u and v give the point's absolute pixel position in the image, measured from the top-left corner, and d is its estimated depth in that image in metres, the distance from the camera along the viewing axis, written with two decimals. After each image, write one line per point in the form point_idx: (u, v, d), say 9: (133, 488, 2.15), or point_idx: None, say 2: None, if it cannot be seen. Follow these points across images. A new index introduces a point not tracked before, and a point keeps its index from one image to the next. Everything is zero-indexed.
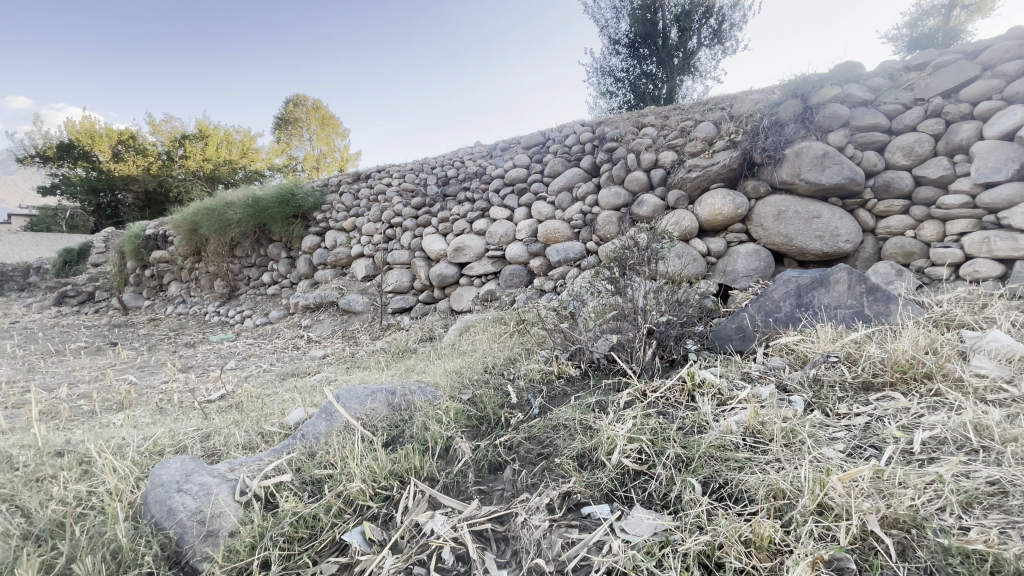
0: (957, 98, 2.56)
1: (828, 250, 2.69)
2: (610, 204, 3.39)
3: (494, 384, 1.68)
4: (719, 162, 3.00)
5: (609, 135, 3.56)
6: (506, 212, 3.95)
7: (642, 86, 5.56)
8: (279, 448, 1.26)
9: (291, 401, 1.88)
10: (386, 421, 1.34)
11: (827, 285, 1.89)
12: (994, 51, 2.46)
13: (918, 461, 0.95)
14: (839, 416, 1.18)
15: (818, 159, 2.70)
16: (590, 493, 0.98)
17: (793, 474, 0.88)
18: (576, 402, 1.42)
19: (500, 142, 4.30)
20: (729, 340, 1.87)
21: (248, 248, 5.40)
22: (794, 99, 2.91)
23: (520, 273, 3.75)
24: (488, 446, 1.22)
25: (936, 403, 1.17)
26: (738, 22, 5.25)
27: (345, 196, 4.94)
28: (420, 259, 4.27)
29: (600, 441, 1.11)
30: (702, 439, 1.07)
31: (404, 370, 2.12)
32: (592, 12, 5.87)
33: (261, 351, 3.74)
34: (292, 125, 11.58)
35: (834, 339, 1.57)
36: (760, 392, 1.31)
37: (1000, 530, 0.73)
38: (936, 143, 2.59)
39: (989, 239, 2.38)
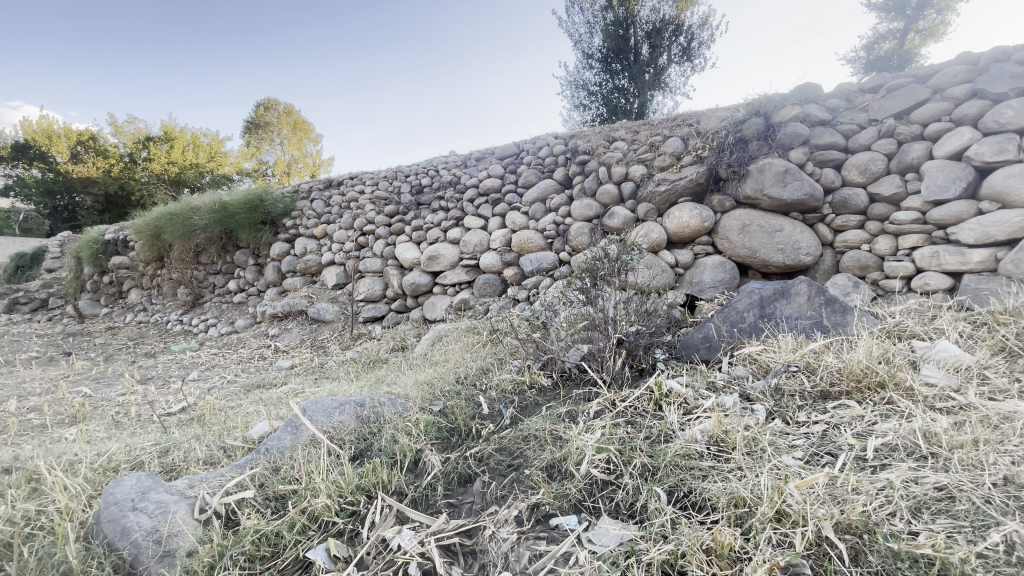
0: (908, 120, 2.71)
1: (789, 262, 2.79)
2: (582, 215, 3.44)
3: (465, 395, 1.67)
4: (687, 177, 3.09)
5: (581, 147, 3.62)
6: (479, 221, 3.96)
7: (614, 100, 5.68)
8: (242, 463, 1.23)
9: (255, 414, 1.83)
10: (354, 434, 1.32)
11: (788, 297, 1.96)
12: (942, 76, 2.62)
13: (870, 467, 0.99)
14: (799, 424, 1.22)
15: (780, 175, 2.80)
16: (558, 504, 0.98)
17: (753, 483, 0.90)
18: (547, 412, 1.43)
19: (475, 152, 4.31)
20: (695, 350, 1.93)
21: (213, 254, 5.25)
22: (757, 117, 3.02)
23: (494, 282, 3.76)
24: (458, 459, 1.21)
25: (889, 411, 1.22)
26: (705, 41, 5.44)
27: (316, 203, 4.86)
28: (392, 267, 4.24)
29: (569, 452, 1.13)
30: (668, 448, 1.09)
31: (375, 380, 2.09)
32: (566, 26, 5.98)
33: (226, 361, 3.63)
34: (263, 129, 11.33)
35: (794, 349, 1.63)
36: (724, 401, 1.35)
37: (947, 534, 0.76)
38: (888, 161, 2.73)
39: (938, 253, 2.52)
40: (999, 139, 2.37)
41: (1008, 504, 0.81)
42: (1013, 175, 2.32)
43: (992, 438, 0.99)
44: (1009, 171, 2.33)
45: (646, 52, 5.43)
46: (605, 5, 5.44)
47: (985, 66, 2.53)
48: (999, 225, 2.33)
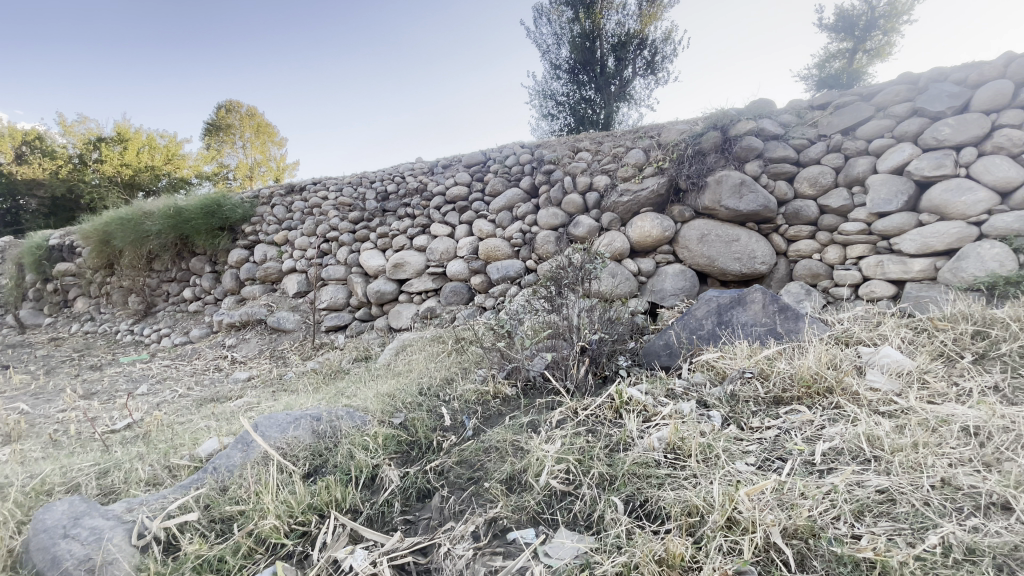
0: (854, 136, 2.85)
1: (746, 271, 2.89)
2: (548, 223, 3.46)
3: (427, 407, 1.64)
4: (648, 188, 3.16)
5: (547, 157, 3.66)
6: (446, 228, 3.94)
7: (581, 110, 5.76)
8: (186, 483, 1.16)
9: (206, 429, 1.74)
10: (309, 450, 1.27)
11: (744, 305, 2.02)
12: (885, 95, 2.77)
13: (818, 471, 1.02)
14: (752, 429, 1.26)
15: (736, 186, 2.90)
16: (515, 518, 0.97)
17: (706, 490, 0.91)
18: (510, 422, 1.42)
19: (441, 159, 4.28)
20: (657, 357, 1.97)
21: (167, 261, 5.02)
22: (714, 130, 3.12)
23: (460, 290, 3.74)
24: (417, 473, 1.18)
25: (836, 415, 1.27)
26: (669, 55, 5.59)
27: (277, 209, 4.72)
28: (356, 275, 4.15)
29: (529, 463, 1.13)
30: (626, 457, 1.10)
31: (335, 392, 2.03)
32: (534, 37, 6.04)
33: (178, 373, 3.46)
34: (223, 132, 10.82)
35: (749, 356, 1.67)
36: (682, 408, 1.37)
37: (887, 536, 0.79)
38: (836, 175, 2.86)
39: (882, 262, 2.66)
40: (937, 156, 2.52)
41: (945, 506, 0.85)
42: (949, 189, 2.47)
43: (930, 441, 1.04)
44: (945, 186, 2.49)
45: (612, 64, 5.55)
46: (572, 17, 5.53)
47: (924, 86, 2.69)
48: (937, 236, 2.48)
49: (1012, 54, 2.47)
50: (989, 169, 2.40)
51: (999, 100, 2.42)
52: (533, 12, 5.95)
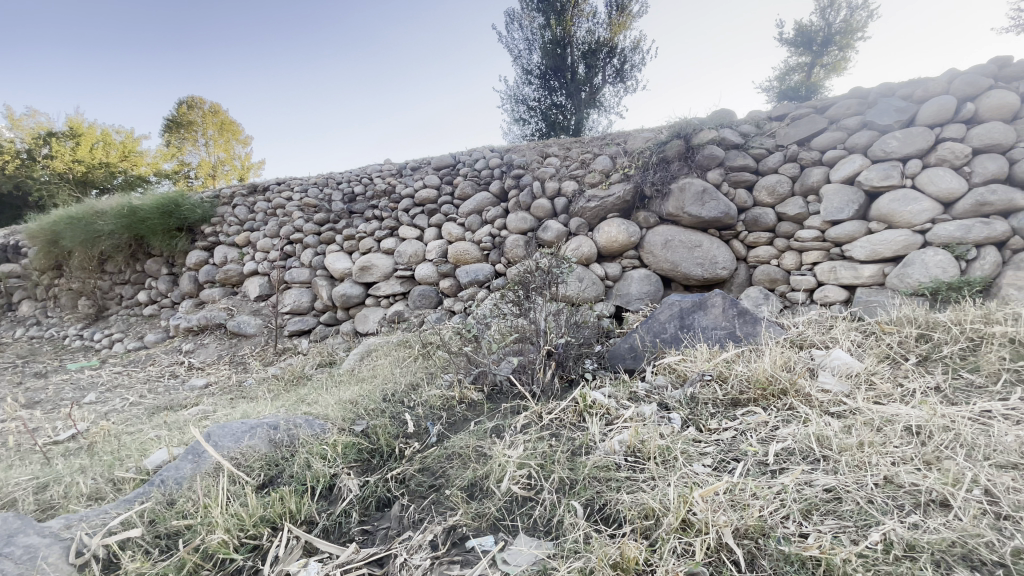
0: (809, 146, 2.96)
1: (707, 276, 2.97)
2: (517, 228, 3.46)
3: (390, 413, 1.60)
4: (615, 194, 3.21)
5: (516, 162, 3.67)
6: (415, 231, 3.90)
7: (553, 116, 5.79)
8: (130, 498, 1.10)
9: (157, 440, 1.66)
10: (264, 460, 1.23)
11: (704, 309, 2.08)
12: (838, 108, 2.90)
13: (771, 471, 1.05)
14: (711, 431, 1.29)
15: (699, 194, 2.98)
16: (475, 526, 0.96)
17: (662, 493, 0.93)
18: (474, 428, 1.41)
19: (410, 161, 4.23)
20: (622, 360, 2.00)
21: (120, 263, 4.80)
22: (678, 139, 3.19)
23: (429, 294, 3.71)
24: (377, 481, 1.16)
25: (789, 416, 1.31)
26: (637, 64, 5.72)
27: (238, 209, 4.57)
28: (321, 278, 4.05)
29: (491, 469, 1.12)
30: (588, 461, 1.12)
31: (296, 400, 1.97)
32: (505, 41, 6.06)
33: (130, 380, 3.29)
34: (185, 129, 10.07)
35: (709, 359, 1.72)
36: (643, 410, 1.40)
37: (833, 534, 0.82)
38: (793, 184, 2.97)
39: (835, 268, 2.78)
40: (885, 167, 2.65)
41: (888, 504, 0.88)
42: (896, 199, 2.60)
43: (875, 441, 1.08)
44: (892, 196, 2.62)
45: (582, 71, 5.62)
46: (543, 24, 5.59)
47: (873, 101, 2.83)
48: (885, 244, 2.60)
49: (954, 73, 2.63)
50: (934, 180, 2.54)
51: (942, 116, 2.57)
52: (504, 17, 5.97)
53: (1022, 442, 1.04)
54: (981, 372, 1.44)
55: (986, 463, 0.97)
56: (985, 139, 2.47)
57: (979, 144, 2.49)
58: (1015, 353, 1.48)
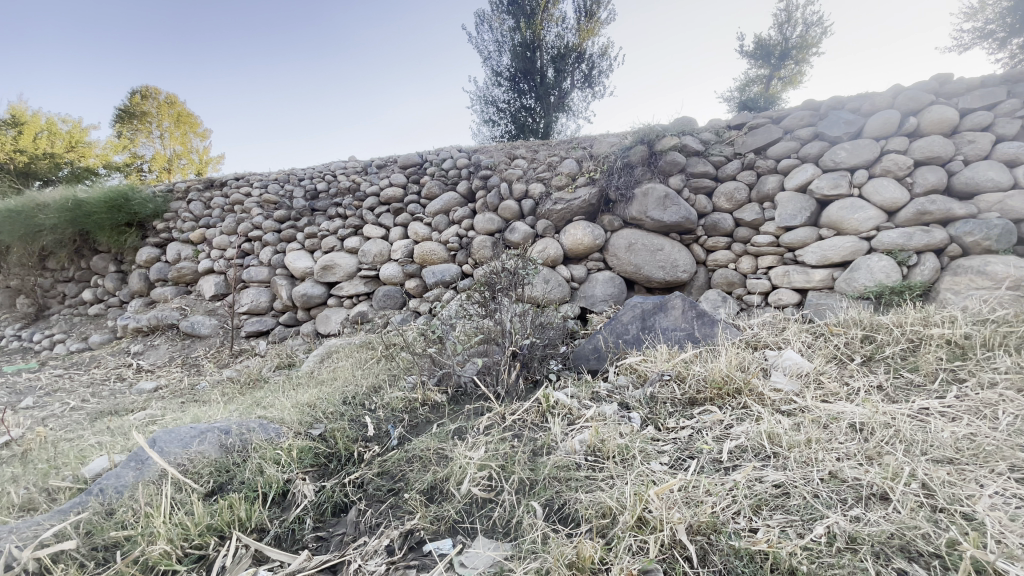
0: (766, 155, 3.07)
1: (669, 279, 3.05)
2: (484, 228, 3.45)
3: (349, 416, 1.56)
4: (581, 197, 3.24)
5: (484, 162, 3.66)
6: (380, 230, 3.83)
7: (522, 118, 5.77)
8: (65, 508, 1.03)
9: (99, 446, 1.57)
10: (214, 466, 1.18)
11: (665, 311, 2.13)
12: (792, 119, 3.02)
13: (724, 468, 1.09)
14: (669, 429, 1.32)
15: (661, 199, 3.06)
16: (433, 530, 0.95)
17: (619, 492, 0.94)
18: (436, 430, 1.39)
19: (376, 159, 4.15)
20: (585, 360, 2.03)
21: (63, 259, 4.52)
22: (642, 144, 3.25)
23: (394, 294, 3.65)
24: (334, 486, 1.13)
25: (743, 415, 1.35)
26: (605, 70, 5.82)
27: (193, 205, 4.38)
28: (281, 277, 3.93)
29: (451, 471, 1.11)
30: (549, 461, 1.12)
31: (251, 403, 1.90)
32: (475, 42, 6.02)
33: (72, 384, 3.10)
34: (138, 120, 9.15)
35: (669, 359, 1.76)
36: (604, 410, 1.42)
37: (780, 528, 0.85)
38: (749, 191, 3.08)
39: (788, 272, 2.90)
40: (835, 176, 2.78)
41: (832, 498, 0.92)
42: (844, 207, 2.74)
43: (822, 438, 1.13)
44: (841, 204, 2.75)
45: (552, 75, 5.66)
46: (513, 26, 5.61)
47: (825, 112, 2.96)
48: (834, 249, 2.73)
49: (899, 88, 2.79)
50: (879, 190, 2.68)
51: (887, 129, 2.72)
52: (474, 17, 5.95)
53: (956, 438, 1.10)
54: (920, 372, 1.53)
55: (923, 457, 1.03)
56: (926, 151, 2.63)
57: (920, 156, 2.64)
58: (950, 354, 1.58)
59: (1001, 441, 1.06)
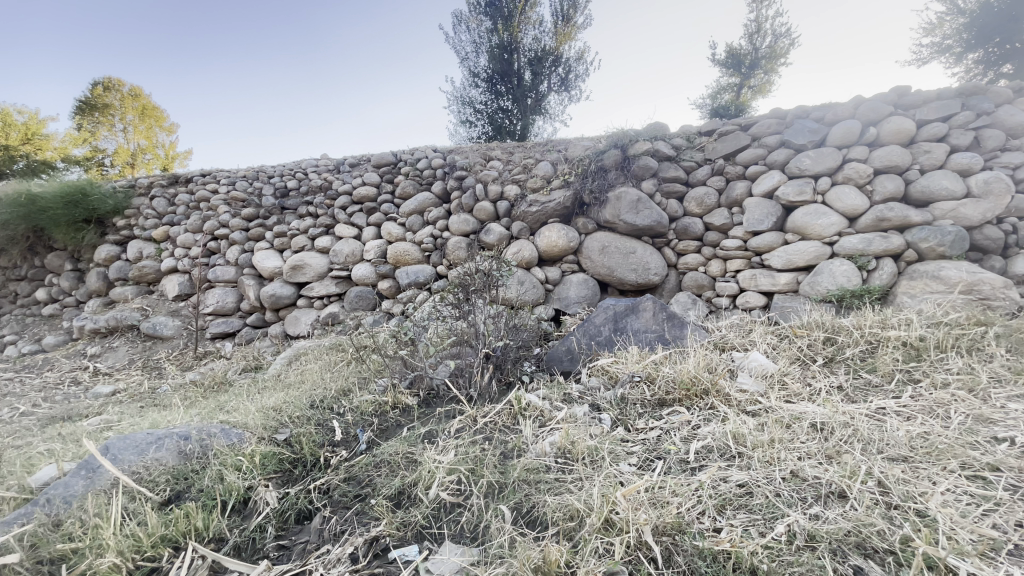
0: (734, 161, 3.14)
1: (641, 282, 3.09)
2: (459, 229, 3.44)
3: (317, 421, 1.52)
4: (555, 200, 3.26)
5: (459, 163, 3.63)
6: (352, 230, 3.76)
7: (499, 120, 5.71)
8: (7, 520, 0.98)
9: (48, 454, 1.49)
10: (171, 473, 1.14)
11: (637, 313, 2.16)
12: (760, 126, 3.09)
13: (691, 468, 1.10)
14: (638, 431, 1.33)
15: (633, 203, 3.10)
16: (399, 536, 0.93)
17: (587, 494, 0.95)
18: (406, 434, 1.37)
19: (349, 157, 4.08)
20: (559, 362, 2.04)
21: (14, 256, 4.29)
22: (615, 149, 3.29)
23: (367, 295, 3.59)
24: (298, 493, 1.10)
25: (710, 415, 1.38)
26: (581, 74, 5.87)
27: (156, 201, 4.21)
28: (249, 277, 3.83)
29: (420, 476, 1.10)
30: (518, 464, 1.12)
31: (213, 408, 1.83)
32: (452, 42, 5.98)
33: (23, 388, 2.94)
34: (100, 112, 8.41)
35: (639, 360, 1.78)
36: (575, 412, 1.43)
37: (743, 528, 0.87)
38: (719, 196, 3.15)
39: (756, 276, 2.97)
40: (800, 183, 2.87)
41: (792, 497, 0.95)
42: (809, 213, 2.82)
43: (784, 437, 1.16)
44: (806, 210, 2.84)
45: (529, 78, 5.68)
46: (490, 28, 5.61)
47: (791, 121, 3.05)
48: (799, 254, 2.81)
49: (860, 99, 2.90)
50: (841, 197, 2.77)
51: (849, 138, 2.82)
52: (451, 18, 5.92)
53: (910, 436, 1.15)
54: (878, 373, 1.59)
55: (880, 456, 1.07)
56: (885, 160, 2.73)
57: (880, 164, 2.75)
58: (906, 355, 1.65)
59: (952, 439, 1.11)
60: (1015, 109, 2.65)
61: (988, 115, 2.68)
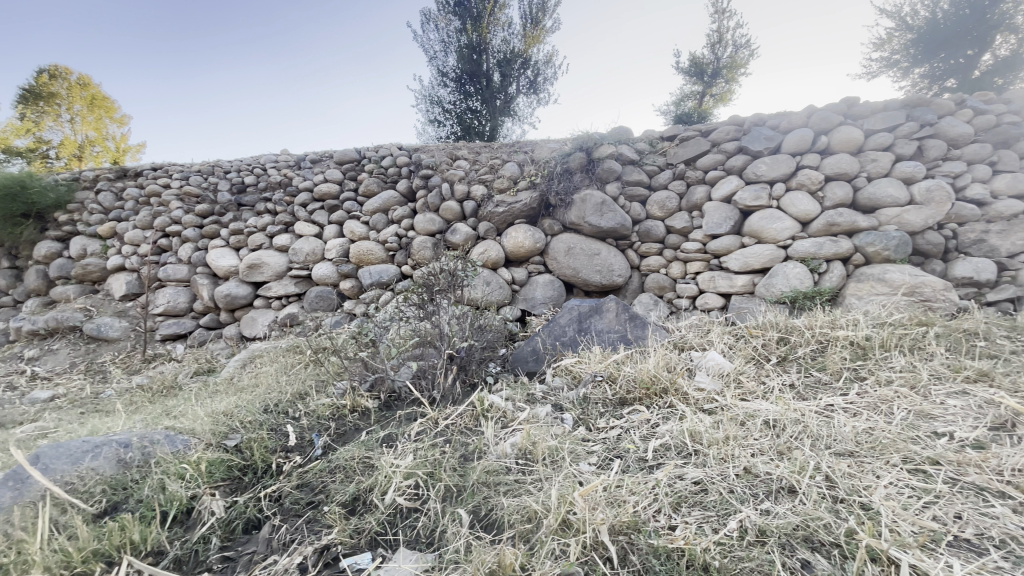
0: (695, 166, 3.22)
1: (605, 283, 3.13)
2: (424, 229, 3.39)
3: (270, 426, 1.46)
4: (522, 201, 3.25)
5: (425, 161, 3.57)
6: (313, 228, 3.66)
7: (467, 120, 5.66)
8: None
9: None
10: (108, 484, 1.07)
11: (601, 313, 2.18)
12: (719, 133, 3.18)
13: (649, 467, 1.12)
14: (599, 430, 1.34)
15: (598, 205, 3.14)
16: (351, 543, 0.90)
17: (545, 495, 0.94)
18: (364, 438, 1.34)
19: (310, 153, 3.95)
20: (524, 363, 2.04)
21: None
22: (581, 151, 3.32)
23: (328, 295, 3.50)
24: (247, 501, 1.05)
25: (668, 414, 1.40)
26: (550, 77, 5.92)
27: (102, 195, 3.97)
28: (202, 276, 3.67)
29: (376, 481, 1.07)
30: (478, 466, 1.11)
31: (160, 413, 1.73)
32: (420, 41, 5.90)
33: None
34: (43, 100, 7.13)
35: (602, 361, 1.79)
36: (537, 412, 1.43)
37: (697, 524, 0.88)
38: (680, 200, 3.22)
39: (715, 278, 3.05)
40: (756, 189, 2.97)
41: (746, 493, 0.97)
42: (764, 217, 2.92)
43: (738, 435, 1.19)
44: (762, 214, 2.94)
45: (498, 79, 5.67)
46: (459, 28, 5.57)
47: (749, 128, 3.15)
48: (755, 257, 2.91)
49: (813, 108, 3.03)
50: (795, 203, 2.88)
51: (803, 145, 2.93)
52: (419, 16, 5.83)
53: (856, 432, 1.20)
54: (827, 371, 1.65)
55: (827, 451, 1.11)
56: (835, 167, 2.86)
57: (830, 172, 2.87)
58: (853, 354, 1.72)
59: (894, 434, 1.17)
60: (954, 121, 2.81)
61: (930, 126, 2.84)
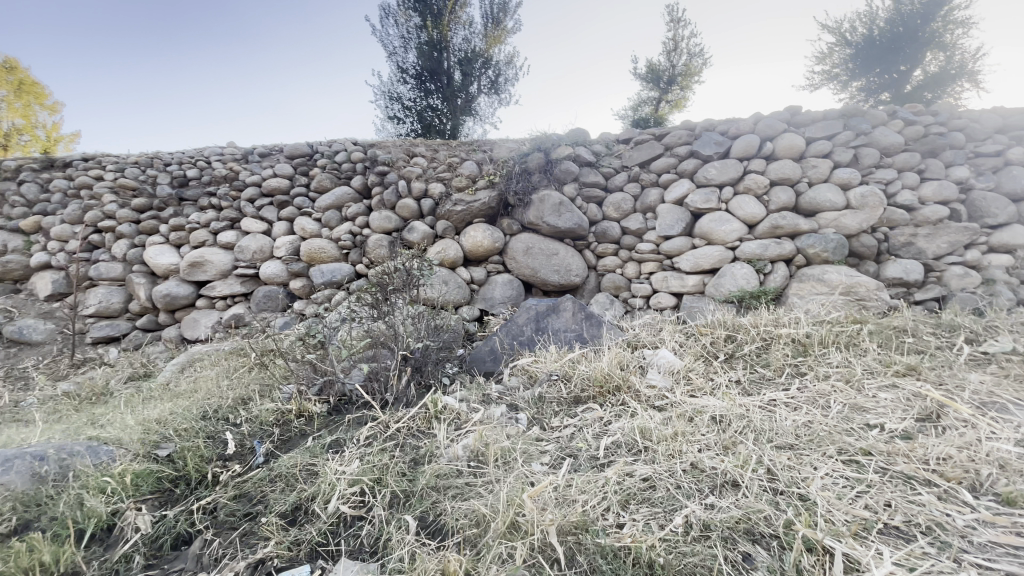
0: (649, 168, 3.29)
1: (562, 282, 3.15)
2: (380, 227, 3.31)
3: (207, 433, 1.38)
4: (481, 200, 3.23)
5: (380, 158, 3.48)
6: (261, 224, 3.51)
7: (428, 118, 5.58)
8: None
9: None
10: (18, 501, 0.97)
11: (558, 312, 2.20)
12: (672, 137, 3.26)
13: (599, 465, 1.12)
14: (552, 429, 1.34)
15: (556, 206, 3.16)
16: (289, 556, 0.86)
17: (495, 498, 0.93)
18: (310, 444, 1.29)
19: (259, 146, 3.78)
20: (481, 362, 2.03)
21: None
22: (539, 152, 3.33)
23: (277, 295, 3.36)
24: (178, 515, 0.98)
25: (621, 411, 1.42)
26: (510, 78, 5.93)
27: (25, 187, 3.66)
28: (139, 275, 3.45)
29: (319, 489, 1.02)
30: (428, 470, 1.08)
31: (86, 423, 1.60)
32: (379, 35, 5.75)
33: None
34: None
35: (557, 360, 1.80)
36: (491, 413, 1.42)
37: (644, 521, 0.89)
38: (635, 201, 3.29)
39: (667, 278, 3.13)
40: (706, 192, 3.06)
41: (691, 488, 0.99)
42: (713, 220, 3.02)
43: (686, 431, 1.21)
44: (711, 217, 3.04)
45: (459, 78, 5.62)
46: (419, 24, 5.46)
47: (700, 132, 3.24)
48: (705, 257, 3.00)
49: (759, 115, 3.15)
50: (742, 206, 2.99)
51: (750, 151, 3.05)
52: (378, 10, 5.67)
53: (796, 425, 1.25)
54: (771, 367, 1.72)
55: (769, 445, 1.15)
56: (779, 173, 2.99)
57: (775, 177, 3.00)
58: (795, 350, 1.80)
59: (830, 427, 1.22)
60: (886, 130, 2.99)
61: (864, 135, 3.01)
